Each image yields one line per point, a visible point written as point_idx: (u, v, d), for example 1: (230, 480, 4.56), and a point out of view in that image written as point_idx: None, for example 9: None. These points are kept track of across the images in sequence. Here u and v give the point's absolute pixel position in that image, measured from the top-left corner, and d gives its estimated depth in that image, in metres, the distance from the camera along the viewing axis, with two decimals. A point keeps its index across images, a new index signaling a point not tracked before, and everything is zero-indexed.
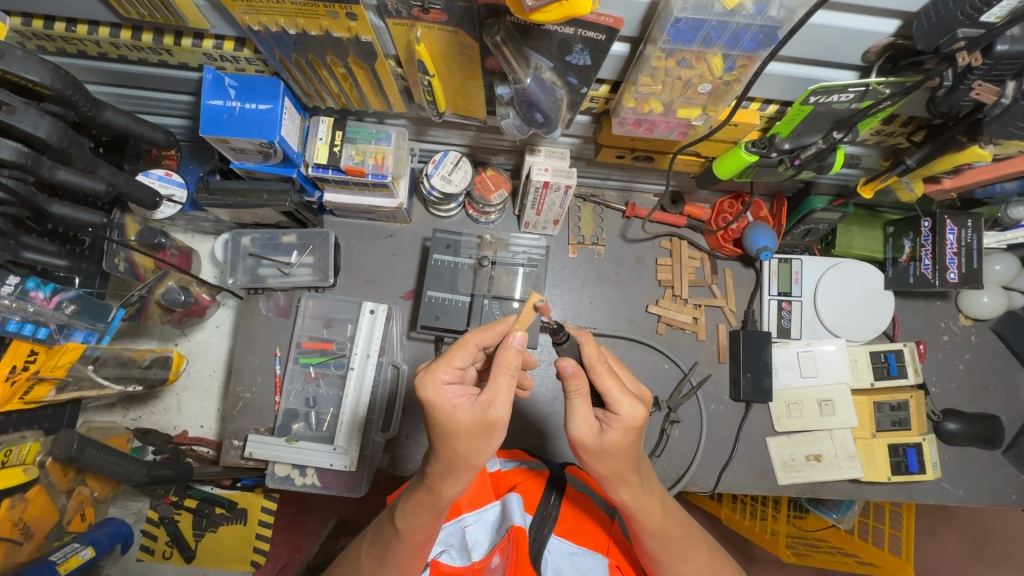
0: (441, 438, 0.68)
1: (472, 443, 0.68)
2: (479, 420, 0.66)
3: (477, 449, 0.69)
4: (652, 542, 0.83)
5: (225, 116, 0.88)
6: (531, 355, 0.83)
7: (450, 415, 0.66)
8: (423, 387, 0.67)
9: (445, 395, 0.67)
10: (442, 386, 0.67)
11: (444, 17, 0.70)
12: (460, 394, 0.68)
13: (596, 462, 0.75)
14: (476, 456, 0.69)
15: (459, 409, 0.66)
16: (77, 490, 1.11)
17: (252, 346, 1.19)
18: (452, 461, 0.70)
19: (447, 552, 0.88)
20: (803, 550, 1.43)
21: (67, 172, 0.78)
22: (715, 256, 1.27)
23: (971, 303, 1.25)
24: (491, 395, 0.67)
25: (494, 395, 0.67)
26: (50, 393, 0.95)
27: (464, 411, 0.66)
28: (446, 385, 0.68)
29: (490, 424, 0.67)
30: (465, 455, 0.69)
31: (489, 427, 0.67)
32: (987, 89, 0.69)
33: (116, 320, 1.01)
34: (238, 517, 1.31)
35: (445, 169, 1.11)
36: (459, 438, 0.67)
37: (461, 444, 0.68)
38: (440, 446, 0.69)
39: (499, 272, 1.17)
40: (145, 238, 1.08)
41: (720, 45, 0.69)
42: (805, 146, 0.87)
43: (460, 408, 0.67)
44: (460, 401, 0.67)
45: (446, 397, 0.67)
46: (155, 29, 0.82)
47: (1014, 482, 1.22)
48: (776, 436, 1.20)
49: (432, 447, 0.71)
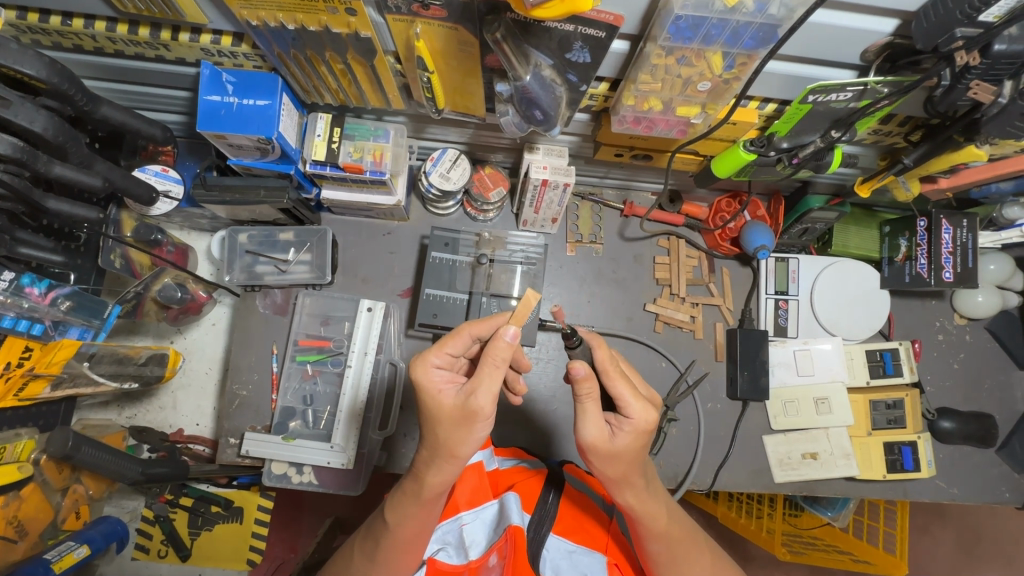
0: (426, 423, 0.69)
1: (453, 431, 0.67)
2: (460, 407, 0.66)
3: (459, 439, 0.68)
4: (657, 546, 0.82)
5: (222, 111, 0.88)
6: (522, 356, 0.84)
7: (434, 398, 0.68)
8: (412, 368, 0.69)
9: (432, 378, 0.69)
10: (432, 369, 0.69)
11: (443, 13, 0.70)
12: (447, 379, 0.70)
13: (605, 467, 0.73)
14: (457, 445, 0.68)
15: (443, 393, 0.68)
16: (72, 488, 1.10)
17: (249, 345, 1.18)
18: (434, 447, 0.70)
19: (444, 550, 0.87)
20: (799, 548, 1.44)
21: (63, 168, 0.77)
22: (712, 255, 1.28)
23: (966, 303, 1.26)
24: (475, 383, 0.66)
25: (477, 383, 0.66)
26: (45, 390, 0.94)
27: (448, 396, 0.68)
28: (437, 369, 0.70)
29: (471, 413, 0.66)
30: (445, 442, 0.68)
31: (469, 416, 0.66)
32: (985, 88, 0.70)
33: (111, 317, 1.02)
34: (234, 516, 1.29)
35: (443, 167, 1.10)
36: (440, 423, 0.67)
37: (443, 431, 0.68)
38: (424, 430, 0.70)
39: (497, 270, 1.17)
40: (140, 234, 1.07)
41: (720, 43, 0.69)
42: (803, 145, 0.88)
43: (445, 391, 0.68)
44: (446, 386, 0.69)
45: (432, 380, 0.69)
46: (152, 24, 0.81)
47: (1008, 481, 1.23)
48: (772, 434, 1.20)
49: (418, 431, 0.71)
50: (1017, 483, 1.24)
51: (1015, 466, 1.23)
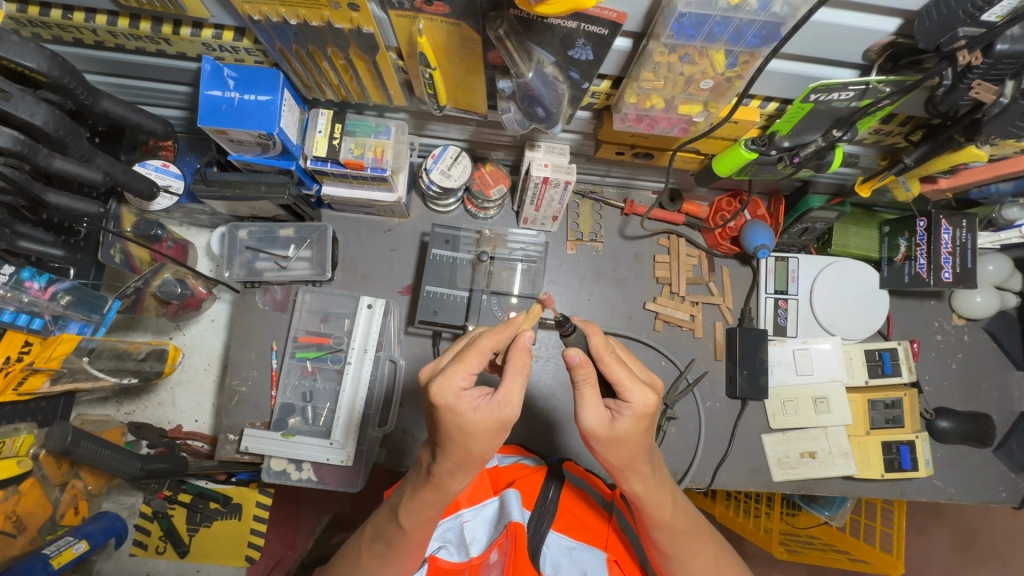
0: (454, 441, 0.68)
1: (487, 442, 0.68)
2: (495, 420, 0.66)
3: (490, 448, 0.69)
4: (662, 535, 0.82)
5: (224, 107, 0.87)
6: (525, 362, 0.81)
7: (469, 418, 0.66)
8: (441, 393, 0.65)
9: (464, 399, 0.66)
10: (460, 391, 0.66)
11: (446, 9, 0.70)
12: (477, 396, 0.68)
13: (607, 452, 0.74)
14: (487, 453, 0.70)
15: (477, 411, 0.66)
16: (70, 483, 1.10)
17: (248, 341, 1.18)
18: (462, 459, 0.69)
19: (445, 548, 0.88)
20: (796, 546, 1.43)
21: (63, 161, 0.78)
22: (712, 254, 1.28)
23: (964, 304, 1.26)
24: (506, 394, 0.67)
25: (509, 394, 0.67)
26: (44, 385, 0.94)
27: (482, 413, 0.66)
28: (464, 390, 0.67)
29: (505, 422, 0.67)
30: (478, 454, 0.69)
31: (503, 426, 0.67)
32: (986, 88, 0.70)
33: (111, 312, 1.00)
34: (233, 511, 1.30)
35: (444, 164, 1.10)
36: (476, 439, 0.67)
37: (476, 445, 0.68)
38: (452, 448, 0.68)
39: (498, 268, 1.17)
40: (140, 229, 1.05)
41: (723, 41, 0.69)
42: (804, 144, 0.88)
43: (477, 411, 0.66)
44: (477, 403, 0.67)
45: (465, 402, 0.66)
46: (153, 18, 0.81)
47: (1005, 480, 1.24)
48: (771, 433, 1.21)
49: (444, 451, 0.69)
50: (1014, 483, 1.24)
51: (1012, 466, 1.24)
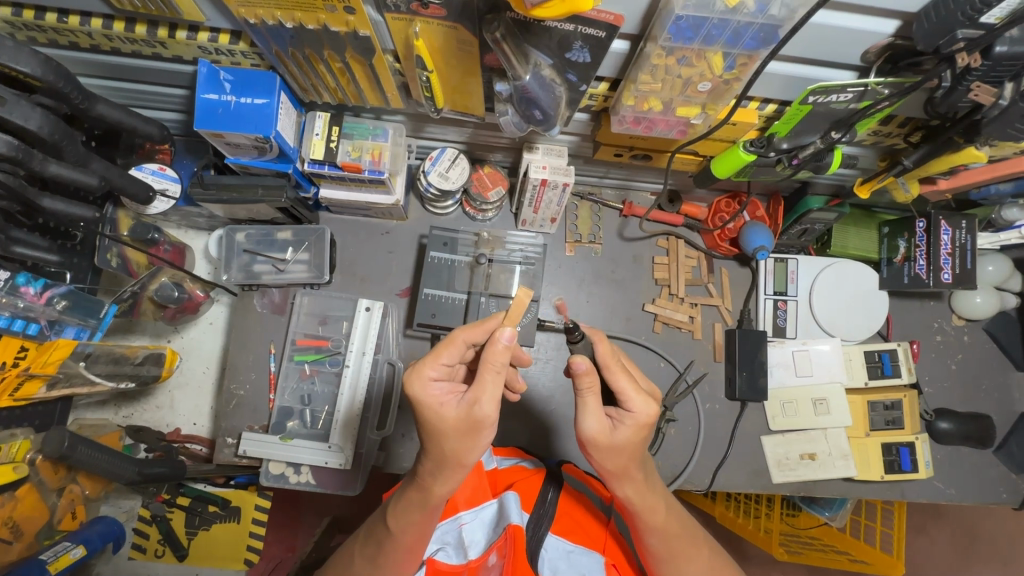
0: (430, 436, 0.68)
1: (459, 441, 0.67)
2: (464, 417, 0.66)
3: (465, 447, 0.68)
4: (654, 540, 0.82)
5: (219, 110, 0.87)
6: (524, 353, 0.79)
7: (437, 412, 0.66)
8: (410, 383, 0.67)
9: (431, 392, 0.67)
10: (430, 383, 0.68)
11: (443, 12, 0.69)
12: (448, 392, 0.68)
13: (605, 460, 0.73)
14: (465, 454, 0.69)
15: (445, 407, 0.67)
16: (67, 488, 1.10)
17: (247, 345, 1.17)
18: (440, 458, 0.69)
19: (443, 551, 0.87)
20: (795, 548, 1.45)
21: (58, 166, 0.77)
22: (711, 255, 1.27)
23: (965, 304, 1.26)
24: (476, 393, 0.65)
25: (480, 392, 0.66)
26: (40, 390, 0.93)
27: (450, 408, 0.66)
28: (435, 382, 0.68)
29: (477, 422, 0.66)
30: (452, 453, 0.68)
31: (475, 425, 0.66)
32: (985, 90, 0.69)
33: (108, 316, 1.00)
34: (232, 515, 1.29)
35: (442, 166, 1.10)
36: (447, 436, 0.67)
37: (449, 442, 0.67)
38: (429, 444, 0.69)
39: (496, 270, 1.16)
40: (137, 234, 1.07)
41: (720, 43, 0.68)
42: (803, 145, 0.87)
43: (445, 406, 0.67)
44: (447, 398, 0.67)
45: (432, 394, 0.67)
46: (149, 21, 0.81)
47: (1006, 481, 1.24)
48: (771, 435, 1.20)
49: (421, 444, 0.70)
50: (1014, 484, 1.24)
51: (1013, 466, 1.23)
